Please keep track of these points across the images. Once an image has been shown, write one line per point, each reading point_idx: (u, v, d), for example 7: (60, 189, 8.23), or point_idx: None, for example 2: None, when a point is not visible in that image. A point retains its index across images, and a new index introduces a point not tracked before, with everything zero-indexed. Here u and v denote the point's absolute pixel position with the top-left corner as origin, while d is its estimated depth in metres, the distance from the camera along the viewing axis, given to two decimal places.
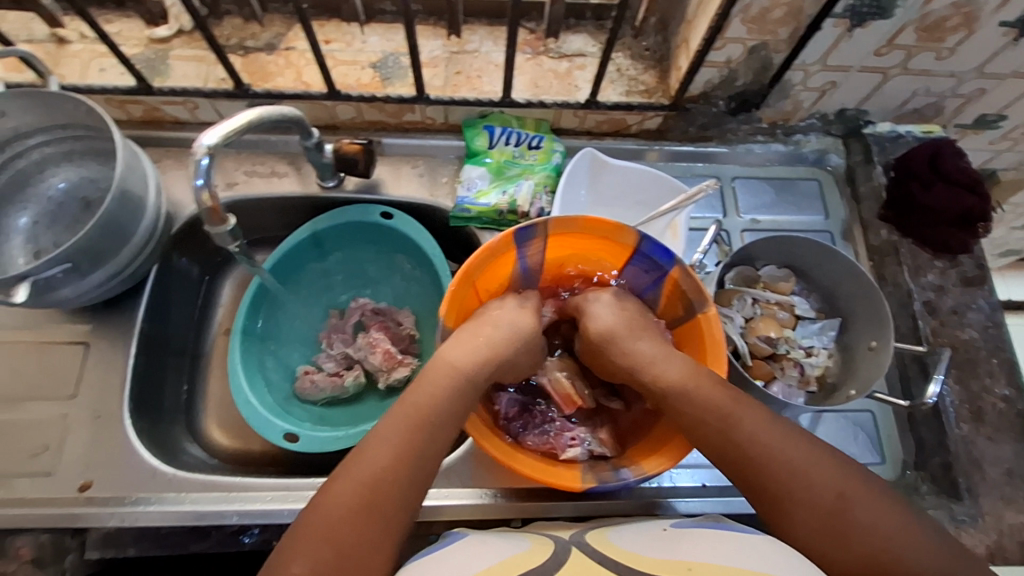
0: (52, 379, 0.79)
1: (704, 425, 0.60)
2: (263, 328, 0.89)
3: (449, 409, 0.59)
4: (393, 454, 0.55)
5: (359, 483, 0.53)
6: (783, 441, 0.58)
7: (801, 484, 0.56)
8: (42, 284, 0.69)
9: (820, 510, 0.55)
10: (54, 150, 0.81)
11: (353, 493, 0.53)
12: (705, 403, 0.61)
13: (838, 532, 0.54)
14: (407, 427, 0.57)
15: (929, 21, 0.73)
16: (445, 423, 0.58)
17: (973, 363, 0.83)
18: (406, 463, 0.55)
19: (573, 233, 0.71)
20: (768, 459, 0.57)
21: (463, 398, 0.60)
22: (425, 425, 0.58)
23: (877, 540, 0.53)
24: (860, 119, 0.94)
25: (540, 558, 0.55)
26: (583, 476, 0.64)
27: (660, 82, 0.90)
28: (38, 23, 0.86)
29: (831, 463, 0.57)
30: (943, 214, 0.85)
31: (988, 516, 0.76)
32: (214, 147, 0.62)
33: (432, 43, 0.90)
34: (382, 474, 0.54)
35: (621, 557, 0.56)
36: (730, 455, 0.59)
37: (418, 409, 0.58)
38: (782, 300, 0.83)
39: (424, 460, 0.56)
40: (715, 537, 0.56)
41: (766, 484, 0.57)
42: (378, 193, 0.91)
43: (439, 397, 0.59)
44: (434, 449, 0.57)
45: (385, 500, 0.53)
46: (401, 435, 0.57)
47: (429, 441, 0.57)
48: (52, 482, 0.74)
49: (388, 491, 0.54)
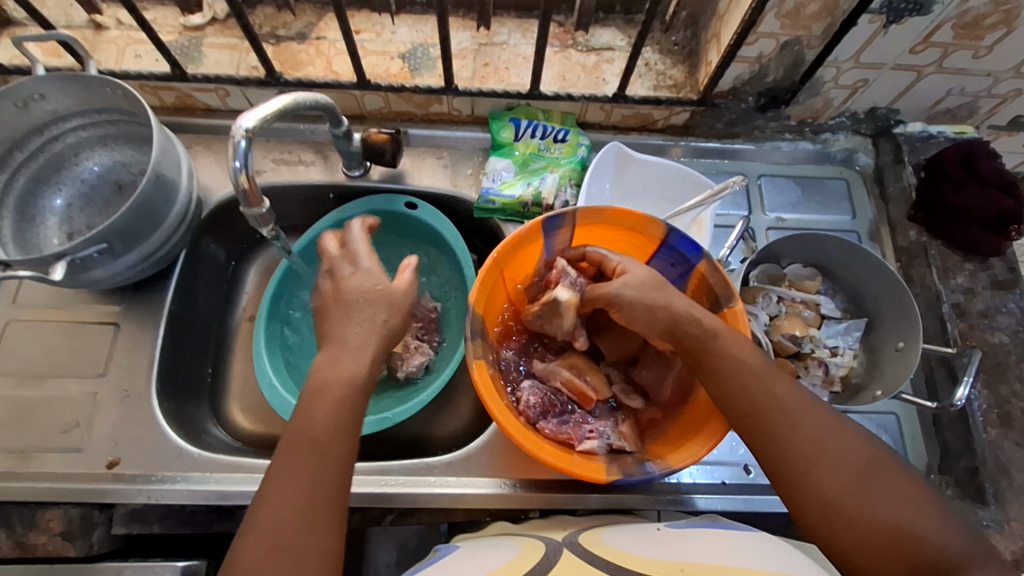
0: (83, 358, 0.81)
1: (733, 385, 0.60)
2: (286, 314, 0.90)
3: (339, 422, 0.58)
4: (288, 489, 0.54)
5: (262, 533, 0.52)
6: (809, 409, 0.59)
7: (825, 451, 0.56)
8: (78, 263, 0.70)
9: (843, 476, 0.55)
10: (90, 133, 0.83)
11: (259, 544, 0.52)
12: (739, 364, 0.60)
13: (858, 499, 0.54)
14: (297, 457, 0.56)
15: (967, 18, 0.72)
16: (336, 438, 0.58)
17: (1003, 368, 0.81)
18: (304, 496, 0.54)
19: (601, 224, 0.72)
20: (794, 423, 0.58)
21: (348, 412, 0.59)
22: (313, 449, 0.56)
23: (898, 511, 0.54)
24: (890, 119, 0.93)
25: (533, 560, 0.56)
26: (606, 468, 0.64)
27: (688, 77, 0.89)
28: (77, 9, 0.88)
29: (853, 435, 0.58)
30: (975, 215, 0.84)
31: (1015, 523, 0.75)
32: (252, 130, 0.63)
33: (461, 35, 0.90)
34: (281, 514, 0.53)
35: (611, 555, 0.56)
36: (754, 417, 0.59)
37: (303, 437, 0.57)
38: (807, 299, 0.82)
39: (324, 484, 0.56)
40: (708, 541, 0.58)
41: (790, 449, 0.57)
42: (403, 183, 0.91)
43: (326, 415, 0.58)
44: (332, 469, 0.56)
45: (291, 537, 0.53)
46: (294, 466, 0.55)
47: (325, 471, 0.56)
48: (81, 457, 0.75)
49: (293, 528, 0.53)
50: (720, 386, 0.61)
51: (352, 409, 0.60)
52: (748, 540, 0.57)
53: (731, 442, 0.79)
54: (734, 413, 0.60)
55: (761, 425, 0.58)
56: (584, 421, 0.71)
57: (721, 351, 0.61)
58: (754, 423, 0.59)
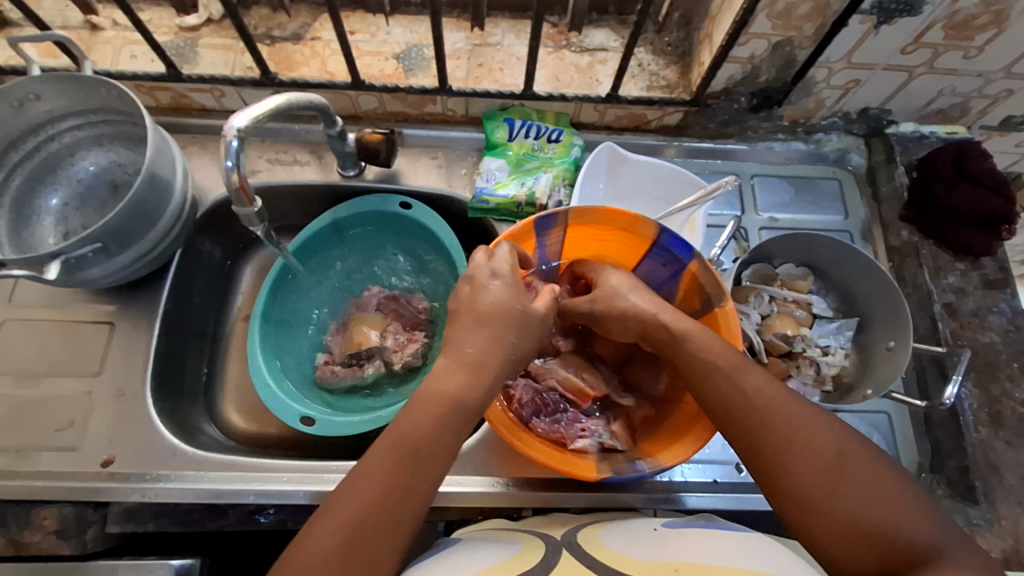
0: (78, 357, 0.81)
1: (705, 378, 0.61)
2: (281, 312, 0.91)
3: (442, 439, 0.54)
4: (377, 492, 0.51)
5: (337, 530, 0.50)
6: (785, 402, 0.58)
7: (799, 443, 0.56)
8: (72, 263, 0.70)
9: (816, 469, 0.54)
10: (85, 133, 0.83)
11: (334, 541, 0.49)
12: (711, 363, 0.61)
13: (833, 487, 0.53)
14: (394, 459, 0.53)
15: (957, 19, 0.72)
16: (436, 454, 0.54)
17: (994, 367, 0.82)
18: (388, 504, 0.51)
19: (592, 224, 0.73)
20: (767, 416, 0.58)
21: (451, 426, 0.55)
22: (412, 457, 0.53)
23: (872, 504, 0.52)
24: (883, 119, 0.93)
25: (532, 560, 0.56)
26: (598, 467, 0.65)
27: (681, 78, 0.90)
28: (72, 10, 0.88)
29: (832, 427, 0.57)
30: (966, 215, 0.85)
31: (1005, 521, 0.75)
32: (244, 129, 0.63)
33: (456, 36, 0.91)
34: (362, 517, 0.50)
35: (607, 558, 0.56)
36: (728, 410, 0.59)
37: (407, 442, 0.53)
38: (800, 298, 0.83)
39: (410, 497, 0.52)
40: (705, 541, 0.57)
41: (764, 441, 0.57)
42: (397, 183, 0.92)
43: (432, 427, 0.54)
44: (421, 483, 0.53)
45: (366, 544, 0.50)
46: (387, 469, 0.52)
47: (412, 483, 0.53)
48: (76, 456, 0.76)
49: (370, 536, 0.50)
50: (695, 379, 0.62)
51: (457, 426, 0.56)
52: (744, 543, 0.57)
53: (723, 441, 0.80)
54: (709, 406, 0.61)
55: (734, 417, 0.59)
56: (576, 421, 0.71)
57: (693, 346, 0.62)
58: (729, 412, 0.59)
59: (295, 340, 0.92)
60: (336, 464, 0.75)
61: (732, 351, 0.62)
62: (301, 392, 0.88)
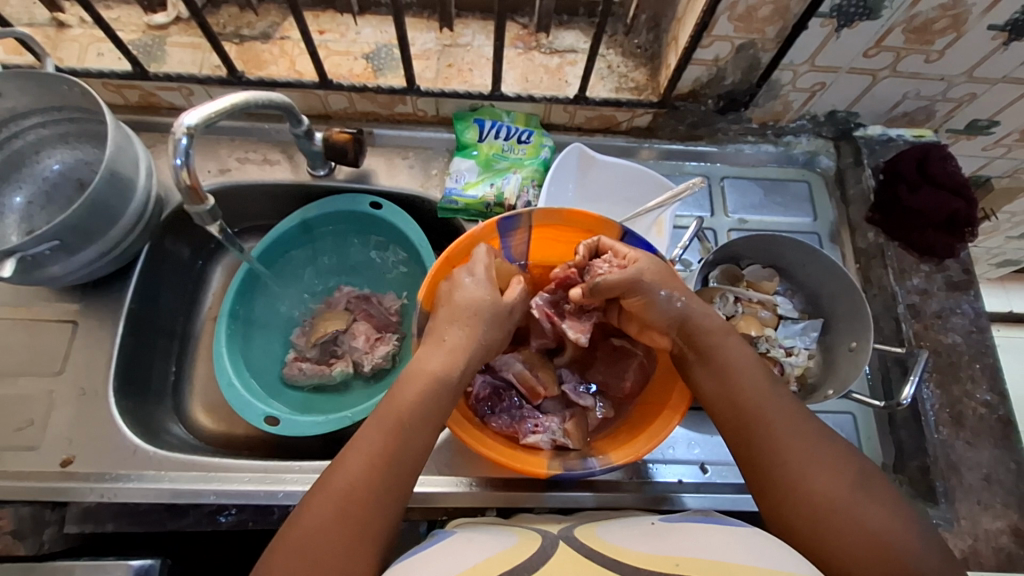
0: (41, 356, 0.80)
1: (736, 388, 0.62)
2: (248, 311, 0.90)
3: (423, 413, 0.59)
4: (367, 457, 0.56)
5: (335, 496, 0.54)
6: (809, 423, 0.60)
7: (820, 459, 0.57)
8: (30, 260, 0.70)
9: (834, 484, 0.56)
10: (50, 131, 0.83)
11: (330, 504, 0.53)
12: (741, 371, 0.63)
13: (849, 508, 0.54)
14: (383, 431, 0.57)
15: (916, 23, 0.73)
16: (420, 420, 0.58)
17: (956, 367, 0.82)
18: (381, 468, 0.55)
19: (556, 226, 0.73)
20: (791, 430, 0.59)
21: (434, 403, 0.59)
22: (399, 428, 0.57)
23: (887, 527, 0.53)
24: (850, 122, 0.94)
25: (530, 552, 0.52)
26: (549, 463, 0.66)
27: (650, 80, 0.90)
28: (40, 8, 0.88)
29: (851, 453, 0.59)
30: (929, 216, 0.85)
31: (964, 520, 0.76)
32: (195, 127, 0.63)
33: (425, 36, 0.91)
34: (355, 480, 0.54)
35: (609, 552, 0.52)
36: (754, 420, 0.60)
37: (391, 413, 0.58)
38: (765, 299, 0.83)
39: (401, 466, 0.56)
40: (697, 534, 0.54)
41: (783, 451, 0.58)
42: (368, 183, 0.92)
43: (412, 402, 0.59)
44: (410, 453, 0.57)
45: (361, 505, 0.53)
46: (378, 440, 0.57)
47: (402, 454, 0.57)
48: (35, 456, 0.75)
49: (363, 497, 0.54)
50: (723, 387, 0.63)
51: (439, 403, 0.60)
52: (748, 537, 0.52)
53: (687, 440, 0.80)
54: (733, 413, 0.62)
55: (753, 428, 0.60)
56: (531, 415, 0.72)
57: (723, 355, 0.64)
58: (748, 425, 0.61)
59: (263, 339, 0.91)
60: (299, 464, 0.75)
61: (759, 369, 0.64)
62: (269, 392, 0.87)
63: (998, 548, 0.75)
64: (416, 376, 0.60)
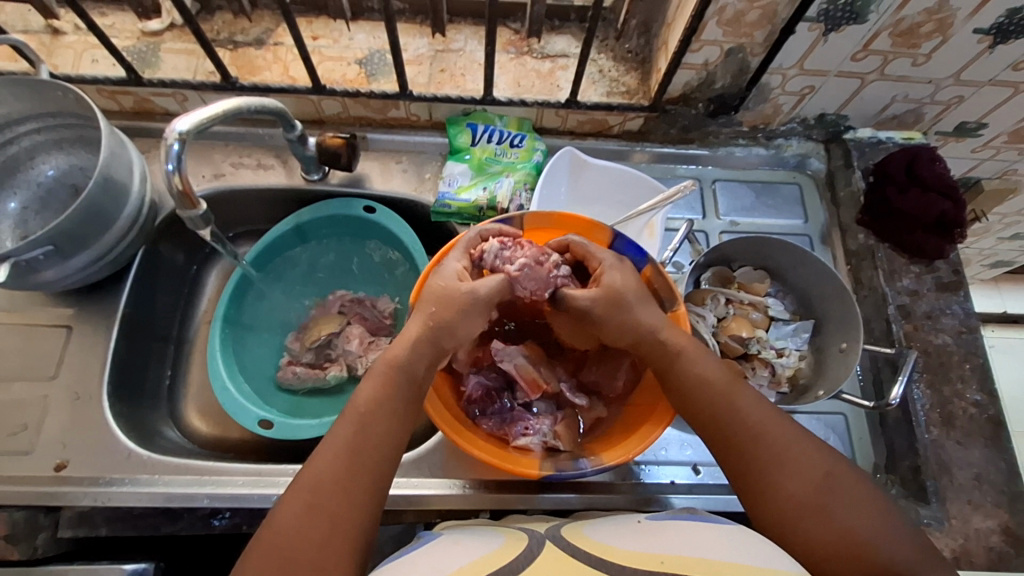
0: (36, 361, 0.81)
1: (700, 397, 0.63)
2: (241, 317, 0.91)
3: (384, 404, 0.60)
4: (332, 454, 0.56)
5: (302, 492, 0.54)
6: (775, 422, 0.61)
7: (786, 461, 0.58)
8: (24, 265, 0.70)
9: (805, 486, 0.57)
10: (45, 137, 0.83)
11: (298, 502, 0.54)
12: (702, 379, 0.63)
13: (819, 508, 0.56)
14: (345, 426, 0.59)
15: (902, 27, 0.74)
16: (379, 411, 0.59)
17: (946, 368, 0.83)
18: (346, 459, 0.56)
19: (547, 229, 0.74)
20: (756, 435, 0.60)
21: (391, 392, 0.60)
22: (359, 421, 0.59)
23: (856, 522, 0.55)
24: (840, 125, 0.95)
25: (515, 553, 0.52)
26: (541, 464, 0.67)
27: (641, 84, 0.91)
28: (35, 15, 0.89)
29: (818, 449, 0.59)
30: (918, 218, 0.86)
31: (955, 520, 0.76)
32: (186, 133, 0.63)
33: (418, 42, 0.92)
34: (320, 478, 0.55)
35: (595, 550, 0.53)
36: (720, 428, 0.62)
37: (349, 411, 0.59)
38: (756, 301, 0.84)
39: (366, 457, 0.57)
40: (686, 531, 0.54)
41: (754, 454, 0.59)
42: (362, 187, 0.92)
43: (371, 398, 0.60)
44: (374, 444, 0.58)
45: (328, 502, 0.54)
46: (341, 435, 0.58)
47: (366, 446, 0.58)
48: (29, 460, 0.75)
49: (329, 493, 0.54)
50: (687, 399, 0.64)
51: (396, 394, 0.60)
52: (730, 534, 0.52)
53: (679, 441, 0.81)
54: (702, 422, 0.63)
55: (725, 433, 0.61)
56: (522, 418, 0.72)
57: (686, 364, 0.64)
58: (719, 432, 0.62)
59: (257, 345, 0.92)
60: (293, 467, 0.75)
61: (723, 372, 0.64)
62: (260, 395, 0.88)
63: (989, 547, 0.75)
64: (390, 371, 0.61)
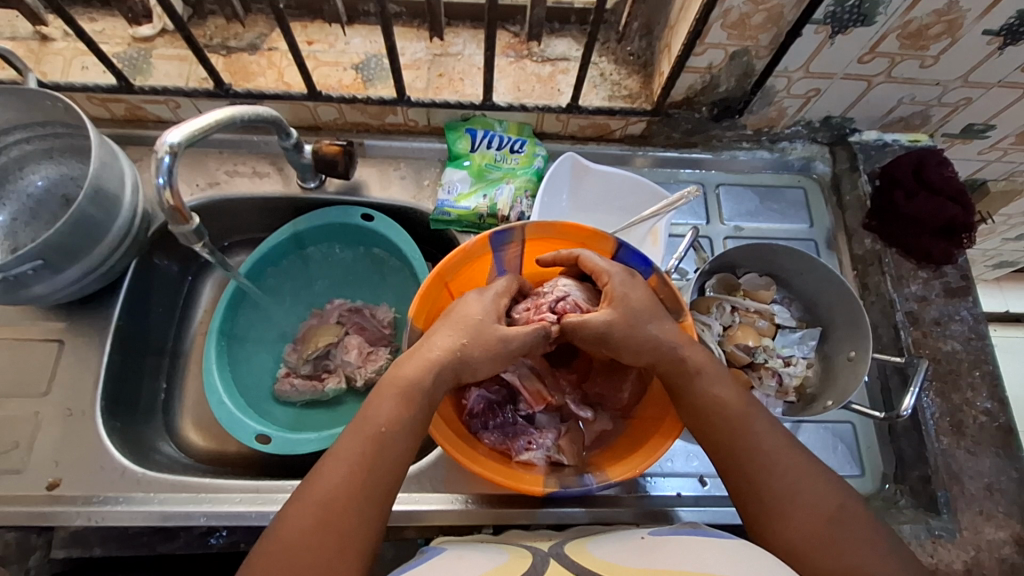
0: (27, 377, 0.79)
1: (713, 419, 0.62)
2: (237, 328, 0.89)
3: (404, 423, 0.58)
4: (347, 468, 0.55)
5: (313, 507, 0.53)
6: (788, 451, 0.60)
7: (799, 491, 0.57)
8: (13, 281, 0.68)
9: (815, 518, 0.56)
10: (34, 147, 0.81)
11: (309, 517, 0.52)
12: (719, 402, 0.62)
13: (828, 542, 0.54)
14: (359, 442, 0.57)
15: (911, 28, 0.72)
16: (399, 430, 0.57)
17: (956, 376, 0.82)
18: (360, 476, 0.55)
19: (549, 239, 0.72)
20: (768, 461, 0.59)
21: (410, 409, 0.58)
22: (378, 438, 0.57)
23: (868, 556, 0.54)
24: (846, 127, 0.93)
25: (519, 571, 0.51)
26: (546, 481, 0.65)
27: (643, 88, 0.89)
28: (23, 21, 0.87)
29: (831, 483, 0.58)
30: (925, 223, 0.85)
31: (966, 531, 0.75)
32: (177, 145, 0.61)
33: (415, 45, 0.90)
34: (334, 495, 0.53)
35: (597, 568, 0.51)
36: (732, 451, 0.60)
37: (369, 426, 0.57)
38: (762, 308, 0.82)
39: (380, 476, 0.56)
40: (690, 547, 0.53)
41: (764, 481, 0.58)
42: (360, 195, 0.90)
43: (390, 414, 0.58)
44: (389, 462, 0.56)
45: (341, 518, 0.53)
46: (353, 450, 0.56)
47: (380, 463, 0.56)
48: (20, 479, 0.73)
49: (342, 510, 0.53)
50: (701, 421, 0.62)
51: (415, 414, 0.58)
52: (735, 549, 0.51)
53: (685, 452, 0.79)
54: (711, 443, 0.62)
55: (736, 456, 0.60)
56: (525, 431, 0.72)
57: (704, 386, 0.63)
58: (730, 455, 0.60)
59: (254, 355, 0.90)
60: (292, 484, 0.73)
61: (739, 395, 0.63)
62: (257, 409, 0.86)
63: (1001, 558, 0.74)
64: (406, 390, 0.59)
